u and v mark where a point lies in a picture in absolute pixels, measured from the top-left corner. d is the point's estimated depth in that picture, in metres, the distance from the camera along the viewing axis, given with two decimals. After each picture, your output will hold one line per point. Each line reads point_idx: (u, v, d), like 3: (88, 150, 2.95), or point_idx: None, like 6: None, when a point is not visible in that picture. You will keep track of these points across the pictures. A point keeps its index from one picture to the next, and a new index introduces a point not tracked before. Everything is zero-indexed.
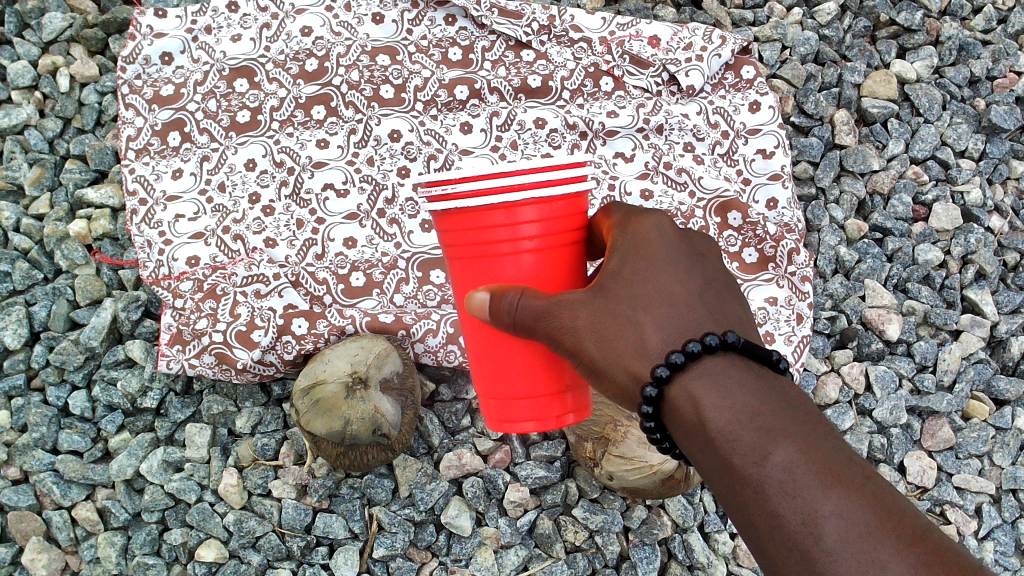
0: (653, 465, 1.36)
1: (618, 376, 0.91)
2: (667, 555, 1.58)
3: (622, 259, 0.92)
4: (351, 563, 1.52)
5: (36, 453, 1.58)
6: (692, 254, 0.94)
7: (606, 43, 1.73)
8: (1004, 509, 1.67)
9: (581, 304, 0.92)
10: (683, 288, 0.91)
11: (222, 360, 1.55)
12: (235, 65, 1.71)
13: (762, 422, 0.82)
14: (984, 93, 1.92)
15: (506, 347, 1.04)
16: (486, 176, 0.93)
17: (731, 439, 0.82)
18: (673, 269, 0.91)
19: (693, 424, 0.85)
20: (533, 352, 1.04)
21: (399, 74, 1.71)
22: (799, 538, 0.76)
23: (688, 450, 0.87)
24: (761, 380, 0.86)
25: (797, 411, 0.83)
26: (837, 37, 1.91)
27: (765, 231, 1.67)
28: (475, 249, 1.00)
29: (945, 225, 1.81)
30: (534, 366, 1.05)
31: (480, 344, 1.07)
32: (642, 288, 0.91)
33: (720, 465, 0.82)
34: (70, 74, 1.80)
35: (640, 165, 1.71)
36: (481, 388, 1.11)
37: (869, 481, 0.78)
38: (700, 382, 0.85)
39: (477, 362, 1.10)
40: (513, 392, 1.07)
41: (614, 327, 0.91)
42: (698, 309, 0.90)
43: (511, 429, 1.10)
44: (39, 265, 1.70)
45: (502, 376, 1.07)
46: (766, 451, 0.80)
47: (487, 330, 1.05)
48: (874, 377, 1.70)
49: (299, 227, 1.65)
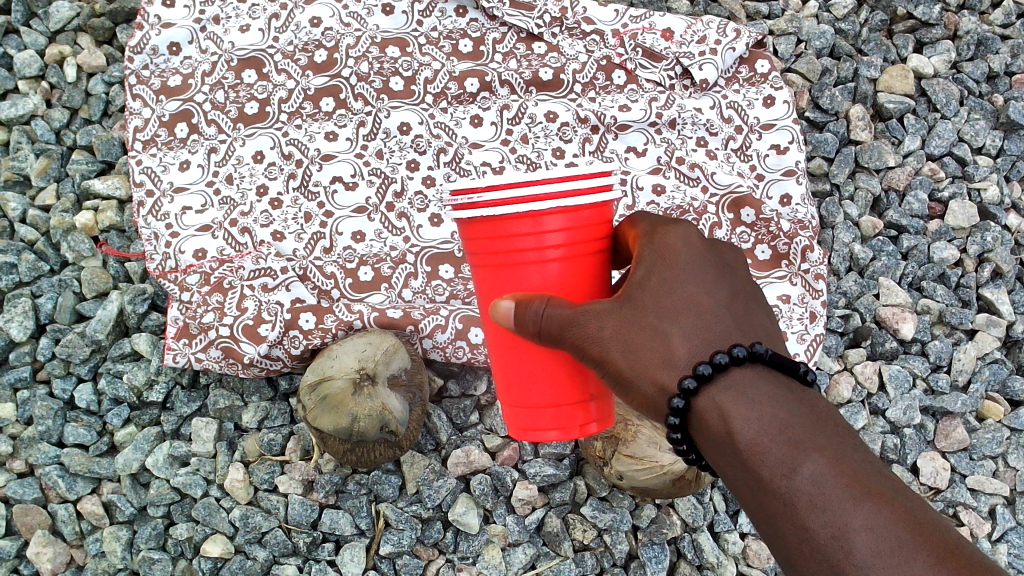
0: (664, 465, 1.35)
1: (645, 388, 0.89)
2: (676, 555, 1.57)
3: (648, 270, 0.91)
4: (358, 560, 1.51)
5: (42, 446, 1.57)
6: (721, 265, 0.92)
7: (619, 36, 1.70)
8: (1018, 511, 1.65)
9: (608, 314, 0.91)
10: (712, 299, 0.89)
11: (229, 355, 1.54)
12: (243, 56, 1.69)
13: (790, 434, 0.80)
14: (1002, 89, 1.88)
15: (531, 355, 1.03)
16: (512, 184, 0.91)
17: (760, 450, 0.80)
18: (701, 280, 0.90)
19: (720, 436, 0.83)
20: (558, 361, 1.02)
21: (409, 66, 1.69)
22: (828, 552, 0.74)
23: (715, 462, 0.86)
24: (789, 392, 0.84)
25: (826, 424, 0.82)
26: (853, 31, 1.88)
27: (778, 228, 1.65)
28: (499, 257, 0.98)
29: (961, 223, 1.77)
30: (559, 375, 1.03)
31: (503, 351, 1.06)
32: (669, 299, 0.89)
33: (747, 477, 0.81)
34: (77, 64, 1.78)
35: (652, 160, 1.69)
36: (504, 396, 1.10)
37: (899, 494, 0.76)
38: (728, 394, 0.84)
39: (500, 370, 1.08)
40: (537, 400, 1.06)
41: (641, 338, 0.89)
42: (726, 320, 0.88)
43: (533, 438, 1.09)
44: (46, 256, 1.69)
45: (526, 384, 1.05)
46: (795, 463, 0.78)
47: (511, 338, 1.03)
48: (887, 377, 1.68)
49: (307, 220, 1.63)
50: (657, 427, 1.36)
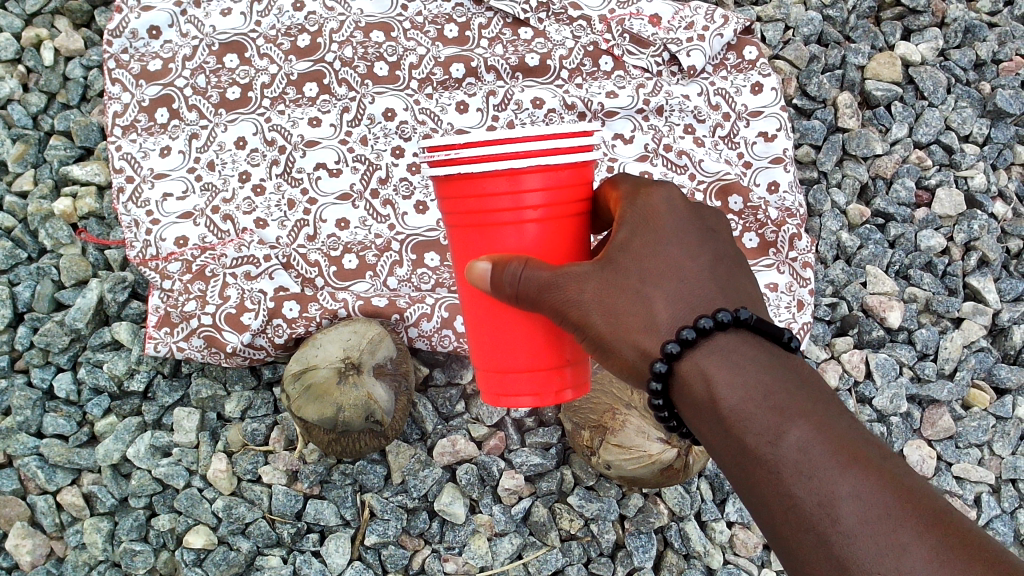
0: (652, 455, 1.31)
1: (625, 352, 0.89)
2: (663, 544, 1.56)
3: (630, 233, 0.90)
4: (343, 551, 1.50)
5: (20, 437, 1.54)
6: (704, 228, 0.91)
7: (606, 22, 1.69)
8: (1003, 498, 1.66)
9: (588, 276, 0.89)
10: (694, 263, 0.88)
11: (211, 343, 1.52)
12: (225, 40, 1.66)
13: (775, 399, 0.79)
14: (989, 76, 1.88)
15: (507, 318, 1.01)
16: (490, 141, 0.90)
17: (744, 417, 0.80)
18: (684, 243, 0.89)
19: (703, 402, 0.83)
20: (533, 324, 1.01)
21: (393, 51, 1.66)
22: (814, 519, 0.73)
23: (699, 430, 0.85)
24: (773, 358, 0.84)
25: (810, 390, 0.81)
26: (841, 18, 1.87)
27: (766, 215, 1.64)
28: (477, 217, 0.97)
29: (948, 210, 1.78)
30: (534, 341, 1.02)
31: (478, 315, 1.04)
32: (651, 262, 0.88)
33: (731, 444, 0.81)
34: (55, 47, 1.74)
35: (639, 147, 1.67)
36: (479, 361, 1.08)
37: (886, 461, 0.76)
38: (712, 358, 0.83)
39: (475, 335, 1.07)
40: (513, 365, 1.04)
41: (622, 300, 0.88)
42: (708, 284, 0.87)
43: (508, 404, 1.08)
44: (23, 244, 1.66)
45: (502, 348, 1.04)
46: (779, 429, 0.78)
47: (486, 301, 1.02)
48: (874, 365, 1.68)
49: (290, 207, 1.61)
50: (645, 416, 1.33)
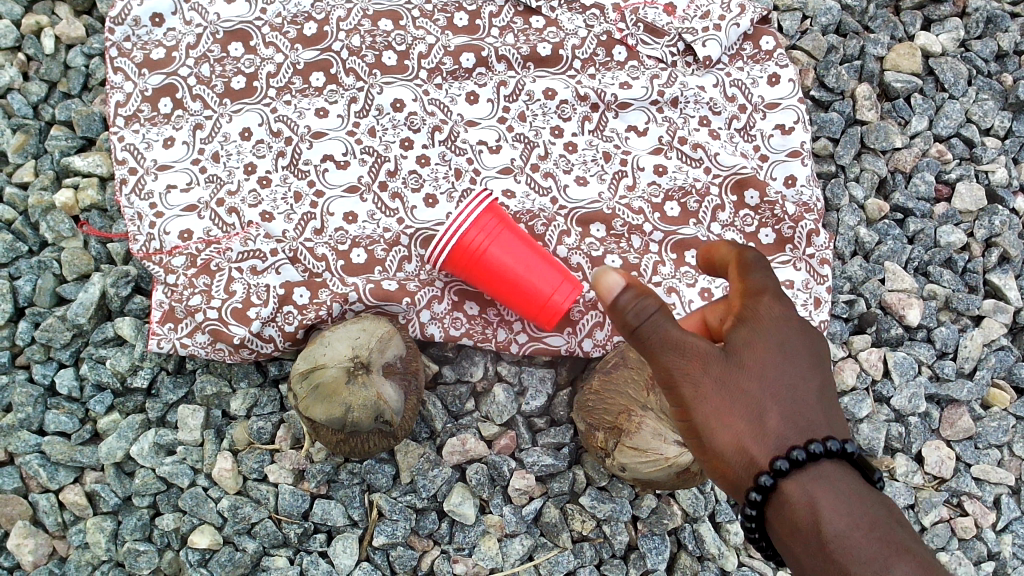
0: (669, 458, 1.26)
1: (726, 452, 0.89)
2: (677, 546, 1.54)
3: (744, 342, 0.92)
4: (350, 552, 1.47)
5: (21, 434, 1.51)
6: (815, 358, 0.93)
7: (620, 10, 1.66)
8: (1023, 501, 1.63)
9: (712, 360, 0.91)
10: (806, 386, 0.89)
11: (218, 337, 1.48)
12: (229, 28, 1.62)
13: (881, 533, 0.77)
14: (1011, 68, 1.84)
15: (524, 299, 1.43)
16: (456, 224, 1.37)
17: (848, 545, 0.77)
18: (798, 375, 0.90)
19: (806, 525, 0.80)
20: (502, 239, 1.40)
21: (402, 41, 1.62)
22: None
23: (792, 553, 0.82)
24: (874, 497, 0.82)
25: (907, 530, 0.79)
26: (860, 8, 1.82)
27: (783, 211, 1.60)
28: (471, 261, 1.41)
29: (969, 206, 1.74)
30: (506, 224, 1.41)
31: (507, 300, 1.44)
32: (774, 384, 0.89)
33: (830, 570, 0.77)
34: (55, 35, 1.70)
35: (653, 139, 1.63)
36: (532, 314, 1.43)
37: None
38: (817, 485, 0.82)
39: (515, 305, 1.44)
40: (542, 293, 1.41)
41: (737, 406, 0.89)
42: (815, 406, 0.89)
43: (559, 313, 1.41)
44: (23, 236, 1.62)
45: (532, 300, 1.42)
46: (885, 565, 0.74)
47: (498, 293, 1.44)
48: (892, 364, 1.63)
49: (297, 200, 1.56)
50: (664, 419, 1.28)
